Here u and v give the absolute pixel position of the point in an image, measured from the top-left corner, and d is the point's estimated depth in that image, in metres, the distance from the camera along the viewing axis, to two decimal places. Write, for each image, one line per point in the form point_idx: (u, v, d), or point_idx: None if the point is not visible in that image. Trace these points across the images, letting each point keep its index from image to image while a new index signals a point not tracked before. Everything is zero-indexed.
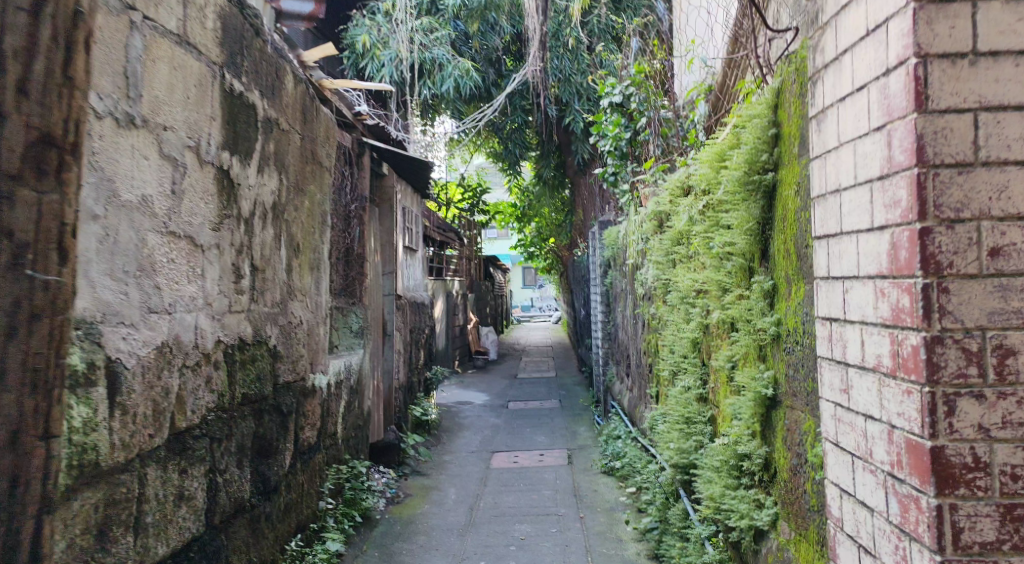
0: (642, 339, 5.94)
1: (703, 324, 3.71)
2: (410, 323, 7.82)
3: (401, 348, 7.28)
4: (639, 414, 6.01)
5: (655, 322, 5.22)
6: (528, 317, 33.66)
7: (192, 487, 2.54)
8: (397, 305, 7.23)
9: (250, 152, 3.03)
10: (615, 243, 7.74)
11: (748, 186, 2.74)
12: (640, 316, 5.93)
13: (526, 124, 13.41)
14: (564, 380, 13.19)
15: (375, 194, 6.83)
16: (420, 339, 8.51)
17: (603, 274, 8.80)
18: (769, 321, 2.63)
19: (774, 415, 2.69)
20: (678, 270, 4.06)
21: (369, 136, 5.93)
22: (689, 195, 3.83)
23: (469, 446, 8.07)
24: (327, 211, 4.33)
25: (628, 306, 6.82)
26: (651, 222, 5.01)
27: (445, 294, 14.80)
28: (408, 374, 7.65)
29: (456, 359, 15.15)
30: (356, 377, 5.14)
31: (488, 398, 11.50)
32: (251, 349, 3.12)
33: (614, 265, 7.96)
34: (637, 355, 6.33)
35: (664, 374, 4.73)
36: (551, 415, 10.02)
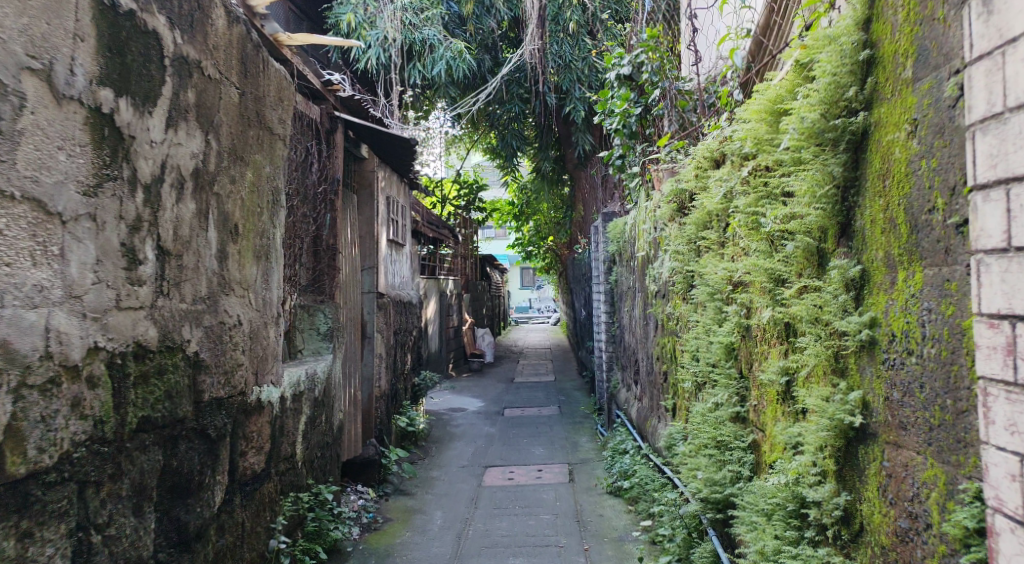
0: (655, 343, 5.20)
1: (743, 325, 2.99)
2: (395, 325, 7.05)
3: (383, 352, 6.52)
4: (652, 428, 5.26)
5: (673, 325, 4.48)
6: (527, 318, 32.93)
7: (46, 556, 1.80)
8: (379, 304, 6.47)
9: (154, 98, 2.30)
10: (622, 237, 7.00)
11: (823, 138, 2.04)
12: (653, 316, 5.21)
13: (523, 114, 12.67)
14: (564, 385, 12.43)
15: (352, 178, 6.09)
16: (407, 341, 7.76)
17: (606, 271, 8.05)
18: (857, 322, 1.93)
19: (861, 452, 1.98)
20: (708, 258, 3.34)
21: (344, 110, 5.18)
22: (724, 165, 3.12)
23: (460, 460, 7.31)
24: (282, 188, 3.59)
25: (637, 305, 6.10)
26: (668, 206, 4.28)
27: (439, 294, 14.05)
28: (392, 381, 6.90)
29: (449, 362, 14.39)
30: (323, 386, 4.39)
31: (483, 405, 10.74)
32: (156, 359, 2.35)
33: (620, 260, 7.24)
34: (648, 361, 5.61)
35: (687, 385, 3.98)
36: (550, 423, 9.27)
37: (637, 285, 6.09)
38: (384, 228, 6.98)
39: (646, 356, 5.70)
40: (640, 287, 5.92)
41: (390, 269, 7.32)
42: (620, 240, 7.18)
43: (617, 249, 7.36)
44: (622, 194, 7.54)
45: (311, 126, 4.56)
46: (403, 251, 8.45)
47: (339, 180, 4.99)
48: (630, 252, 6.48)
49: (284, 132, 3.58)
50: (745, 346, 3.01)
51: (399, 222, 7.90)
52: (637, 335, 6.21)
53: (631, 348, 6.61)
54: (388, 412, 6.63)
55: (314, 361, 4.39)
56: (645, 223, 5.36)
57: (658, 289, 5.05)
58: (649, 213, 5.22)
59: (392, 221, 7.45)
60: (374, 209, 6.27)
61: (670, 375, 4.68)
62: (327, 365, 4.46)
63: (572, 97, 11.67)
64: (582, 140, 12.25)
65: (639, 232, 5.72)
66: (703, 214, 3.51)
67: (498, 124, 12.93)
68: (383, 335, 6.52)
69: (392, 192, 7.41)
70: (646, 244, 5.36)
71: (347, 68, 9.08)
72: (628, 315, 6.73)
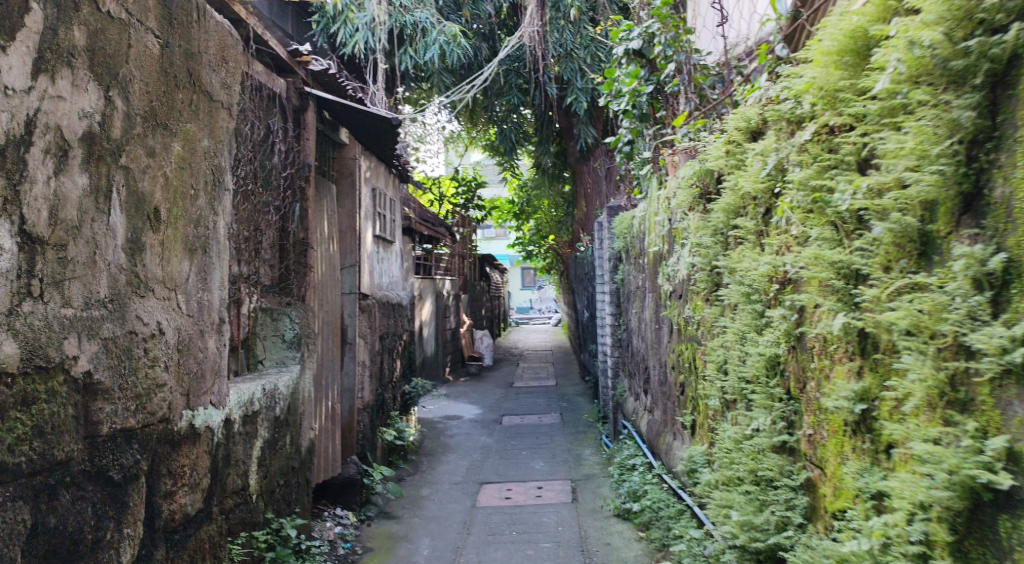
0: (669, 351, 4.58)
1: (792, 335, 2.37)
2: (382, 329, 6.44)
3: (367, 360, 5.90)
4: (667, 446, 4.64)
5: (694, 330, 3.86)
6: (527, 319, 32.34)
7: None
8: (363, 306, 5.86)
9: (8, 31, 1.72)
10: (629, 231, 6.41)
11: (943, 70, 1.56)
12: (668, 319, 4.60)
13: (522, 105, 12.07)
14: (566, 390, 11.80)
15: (331, 167, 5.49)
16: (396, 345, 7.15)
17: (612, 271, 7.46)
18: (1001, 338, 1.38)
19: (1006, 526, 1.40)
20: (745, 251, 2.73)
21: (316, 86, 4.58)
22: (768, 135, 2.51)
23: (453, 477, 6.68)
24: (227, 167, 2.98)
25: (648, 308, 5.49)
26: (687, 192, 3.68)
27: (435, 295, 13.46)
28: (378, 391, 6.28)
29: (446, 366, 13.79)
30: (287, 403, 3.77)
31: (480, 412, 10.11)
32: (19, 386, 1.75)
33: (627, 257, 6.64)
34: (659, 370, 5.00)
35: (713, 402, 3.36)
36: (552, 433, 8.65)
37: (647, 284, 5.49)
38: (369, 222, 6.37)
39: (657, 363, 5.10)
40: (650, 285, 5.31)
41: (376, 268, 6.70)
42: (626, 236, 6.59)
43: (624, 246, 6.75)
44: (628, 186, 6.95)
45: (273, 101, 3.97)
46: (393, 248, 7.83)
47: (311, 165, 4.38)
48: (639, 249, 5.86)
49: (230, 100, 2.97)
50: (795, 360, 2.39)
51: (387, 216, 7.29)
52: (647, 340, 5.59)
53: (639, 354, 6.02)
54: (372, 426, 6.01)
55: (277, 374, 3.77)
56: (658, 214, 4.75)
57: (673, 288, 4.44)
58: (663, 202, 4.62)
59: (379, 216, 6.85)
60: (358, 202, 5.66)
61: (688, 388, 4.06)
62: (292, 378, 3.84)
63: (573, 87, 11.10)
64: (584, 133, 11.66)
65: (650, 224, 5.13)
66: (737, 197, 2.90)
67: (496, 117, 12.34)
68: (368, 340, 5.91)
69: (377, 183, 6.79)
70: (659, 237, 4.76)
71: (332, 52, 8.45)
72: (636, 319, 6.12)
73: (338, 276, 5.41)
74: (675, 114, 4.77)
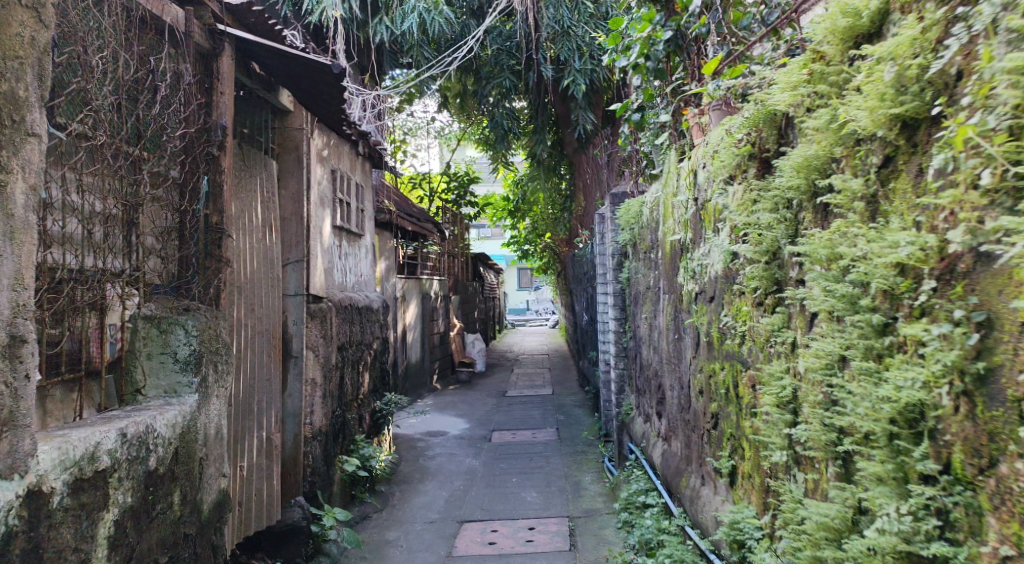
0: (695, 369, 3.53)
1: (969, 375, 1.32)
2: (342, 337, 5.38)
3: (320, 376, 4.83)
4: (691, 492, 3.58)
5: (737, 345, 2.79)
6: (523, 321, 31.37)
7: None
8: (313, 310, 4.80)
9: None
10: (638, 220, 5.35)
11: None
12: (693, 328, 3.55)
13: (515, 90, 11.04)
14: (562, 400, 10.73)
15: (271, 138, 4.45)
16: (362, 356, 6.09)
17: (616, 268, 6.36)
18: None
19: None
20: (848, 229, 1.69)
21: (236, 27, 3.52)
22: (909, 30, 1.48)
23: (428, 513, 5.61)
24: (36, 103, 1.92)
25: (661, 313, 4.44)
26: (727, 154, 2.66)
27: (421, 297, 12.43)
28: (335, 412, 5.23)
29: (433, 373, 12.73)
30: (173, 448, 2.72)
31: (467, 427, 9.05)
32: None
33: (635, 252, 5.60)
34: (679, 391, 3.93)
35: (775, 452, 2.30)
36: (547, 453, 7.58)
37: (661, 283, 4.44)
38: (323, 210, 5.32)
39: (675, 383, 4.04)
40: (665, 286, 4.26)
41: (337, 265, 5.65)
42: (634, 226, 5.53)
43: (631, 238, 5.68)
44: (635, 170, 5.90)
45: (161, 35, 2.94)
46: (363, 243, 6.77)
47: (228, 127, 3.36)
48: (651, 243, 4.82)
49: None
50: (971, 419, 1.32)
51: (352, 205, 6.22)
52: (661, 352, 4.53)
53: (651, 369, 4.95)
54: (327, 457, 4.96)
55: (159, 409, 2.72)
56: (679, 193, 3.72)
57: (701, 288, 3.39)
58: (686, 177, 3.58)
59: (342, 203, 5.81)
60: (306, 182, 4.63)
61: (725, 420, 3.01)
62: (181, 413, 2.78)
63: (570, 69, 10.11)
64: (583, 119, 10.61)
65: (666, 206, 4.11)
66: (825, 143, 1.85)
67: (487, 103, 11.32)
68: (323, 350, 4.86)
69: (336, 164, 5.73)
70: (682, 222, 3.72)
71: (294, 19, 7.39)
72: (647, 327, 5.05)
73: (277, 274, 4.37)
74: (702, 66, 3.72)
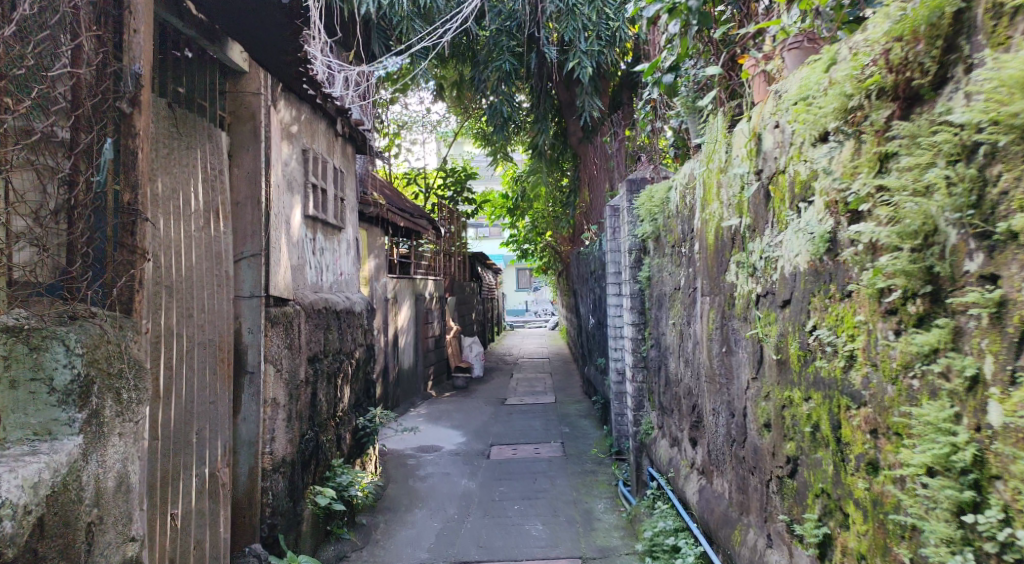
0: (756, 393, 2.71)
1: None
2: (314, 347, 4.55)
3: (286, 396, 3.99)
4: (748, 552, 2.76)
5: (838, 370, 1.98)
6: (522, 323, 30.58)
7: None
8: (278, 315, 3.97)
9: None
10: (665, 205, 4.51)
11: None
12: (751, 339, 2.75)
13: (516, 74, 10.29)
14: (566, 410, 9.89)
15: (220, 104, 3.63)
16: (342, 367, 5.25)
17: (634, 266, 5.50)
18: None
19: None
20: None
21: None
22: None
23: (416, 552, 4.78)
24: None
25: (699, 318, 3.63)
26: (830, 95, 1.85)
27: (415, 298, 11.63)
28: (306, 435, 4.40)
29: (427, 379, 11.91)
30: (34, 519, 1.90)
31: (462, 441, 8.23)
32: None
33: (658, 245, 4.80)
34: (728, 418, 3.11)
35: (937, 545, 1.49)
36: (552, 473, 6.74)
37: (700, 280, 3.62)
38: (291, 196, 4.48)
39: (721, 407, 3.22)
40: (707, 285, 3.44)
41: (309, 262, 4.82)
42: (657, 215, 4.73)
43: (655, 230, 4.84)
44: (659, 151, 5.12)
45: None
46: (345, 236, 5.92)
47: (144, 74, 2.52)
48: (683, 235, 4.01)
49: None
50: None
51: (331, 193, 5.40)
52: (698, 365, 3.71)
53: (682, 386, 4.12)
54: (294, 490, 4.12)
55: (13, 463, 1.90)
56: (731, 166, 2.93)
57: (766, 289, 2.58)
58: (742, 145, 2.79)
59: (317, 189, 4.98)
60: (264, 159, 3.80)
61: (812, 467, 2.20)
62: (50, 467, 1.97)
63: (575, 50, 9.38)
64: (588, 105, 10.07)
65: (709, 184, 3.30)
66: None
67: (485, 88, 10.56)
68: (288, 363, 4.02)
69: (309, 144, 4.89)
70: (734, 204, 2.91)
71: None
72: (677, 334, 4.23)
73: (225, 271, 3.54)
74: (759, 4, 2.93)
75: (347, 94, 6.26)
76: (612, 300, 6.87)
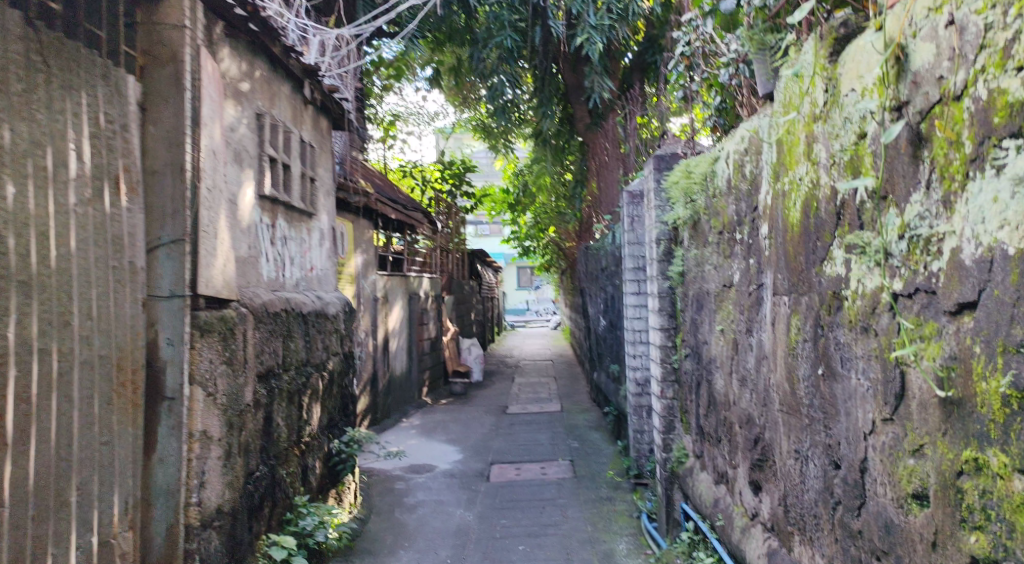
0: (890, 445, 1.80)
1: None
2: (268, 359, 3.62)
3: (226, 428, 3.07)
4: None
5: None
6: (523, 322, 29.70)
7: None
8: (216, 321, 3.04)
9: None
10: (710, 183, 3.59)
11: None
12: (881, 361, 1.84)
13: (519, 51, 9.37)
14: (574, 421, 8.96)
15: (125, 39, 2.71)
16: (309, 383, 4.32)
17: (663, 260, 4.57)
18: None
19: None
20: None
21: None
22: None
23: None
24: None
25: (768, 327, 2.72)
26: None
27: (410, 298, 10.71)
28: (257, 472, 3.47)
29: (422, 386, 11.00)
30: None
31: (459, 459, 7.31)
32: None
33: (699, 234, 3.88)
34: (827, 470, 2.19)
35: None
36: (562, 500, 5.80)
37: (770, 275, 2.69)
38: (237, 169, 3.55)
39: (814, 453, 2.28)
40: (785, 281, 2.51)
41: (265, 254, 3.88)
42: (699, 195, 3.81)
43: (695, 215, 3.92)
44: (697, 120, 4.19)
45: None
46: (317, 225, 4.98)
47: None
48: (741, 218, 3.09)
49: None
50: None
51: (298, 171, 4.47)
52: (766, 388, 2.77)
53: (737, 412, 3.19)
54: (236, 546, 3.18)
55: None
56: (844, 106, 2.01)
57: (923, 283, 1.66)
58: (868, 71, 1.88)
59: (278, 164, 4.05)
60: (192, 115, 2.88)
61: None
62: None
63: (583, 25, 8.47)
64: (599, 86, 9.11)
65: (793, 140, 2.40)
66: None
67: (484, 68, 9.65)
68: (227, 384, 3.09)
69: (266, 109, 3.96)
70: (848, 161, 2.00)
71: None
72: (729, 346, 3.30)
73: (130, 262, 2.61)
74: None
75: (325, 61, 5.36)
76: (631, 301, 5.98)
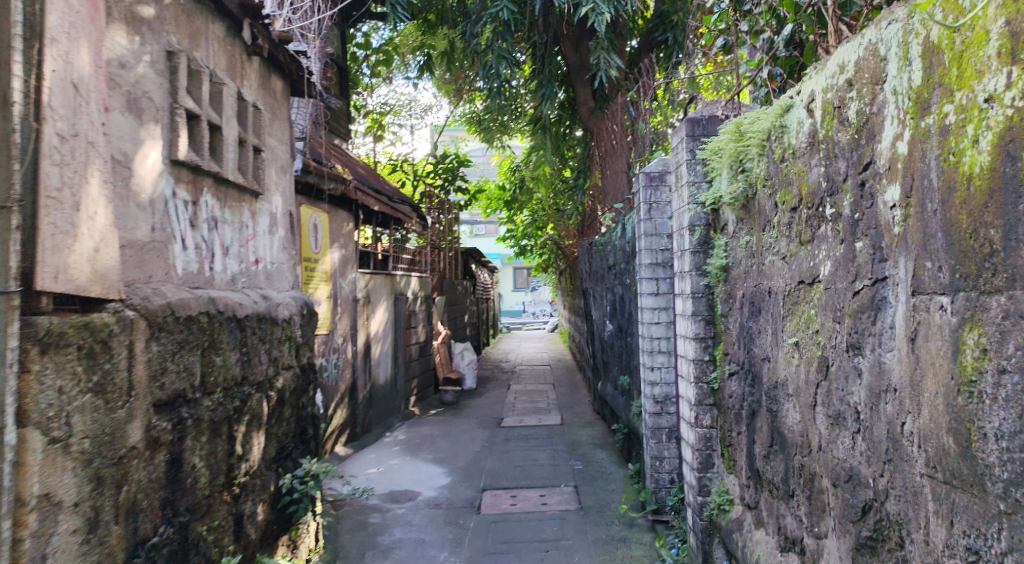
0: None
1: None
2: (175, 379, 2.65)
3: (93, 484, 2.12)
4: None
5: None
6: (520, 324, 28.71)
7: None
8: (76, 332, 2.08)
9: None
10: (777, 143, 2.64)
11: None
12: None
13: (517, 24, 8.43)
14: (577, 437, 7.98)
15: None
16: (247, 407, 3.36)
17: (699, 251, 3.60)
18: None
19: None
20: None
21: None
22: None
23: None
24: None
25: (904, 341, 1.76)
26: None
27: (397, 299, 9.73)
28: (155, 536, 2.51)
29: (409, 395, 10.03)
30: None
31: (447, 482, 6.36)
32: None
33: (754, 213, 2.94)
34: None
35: None
36: (567, 541, 4.85)
37: (908, 264, 1.74)
38: (131, 121, 2.59)
39: None
40: (948, 273, 1.57)
41: (179, 238, 2.92)
42: (756, 160, 2.86)
43: (748, 189, 2.97)
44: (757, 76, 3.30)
45: None
46: (267, 207, 4.02)
47: None
48: (841, 183, 2.14)
49: None
50: None
51: (239, 135, 3.52)
52: (896, 436, 1.83)
53: (830, 462, 2.24)
54: None
55: None
56: None
57: None
58: None
59: (203, 122, 3.10)
60: (29, 20, 1.94)
61: None
62: None
63: None
64: (605, 63, 8.14)
65: (975, 41, 1.46)
66: None
67: (478, 45, 8.68)
68: (96, 421, 2.14)
69: (185, 49, 3.00)
70: None
71: None
72: (814, 366, 2.35)
73: None
74: None
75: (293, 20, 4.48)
76: (647, 303, 5.04)
